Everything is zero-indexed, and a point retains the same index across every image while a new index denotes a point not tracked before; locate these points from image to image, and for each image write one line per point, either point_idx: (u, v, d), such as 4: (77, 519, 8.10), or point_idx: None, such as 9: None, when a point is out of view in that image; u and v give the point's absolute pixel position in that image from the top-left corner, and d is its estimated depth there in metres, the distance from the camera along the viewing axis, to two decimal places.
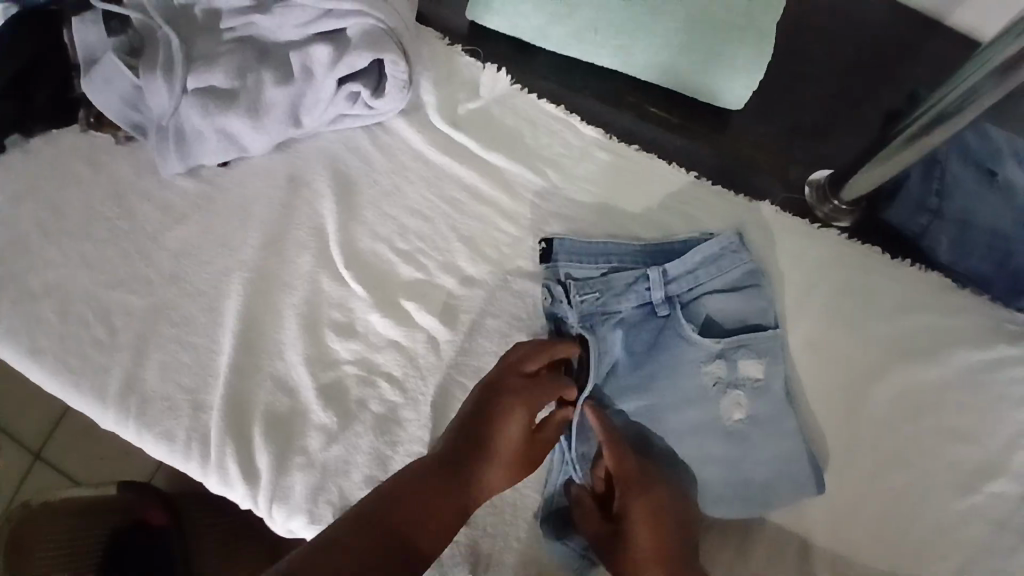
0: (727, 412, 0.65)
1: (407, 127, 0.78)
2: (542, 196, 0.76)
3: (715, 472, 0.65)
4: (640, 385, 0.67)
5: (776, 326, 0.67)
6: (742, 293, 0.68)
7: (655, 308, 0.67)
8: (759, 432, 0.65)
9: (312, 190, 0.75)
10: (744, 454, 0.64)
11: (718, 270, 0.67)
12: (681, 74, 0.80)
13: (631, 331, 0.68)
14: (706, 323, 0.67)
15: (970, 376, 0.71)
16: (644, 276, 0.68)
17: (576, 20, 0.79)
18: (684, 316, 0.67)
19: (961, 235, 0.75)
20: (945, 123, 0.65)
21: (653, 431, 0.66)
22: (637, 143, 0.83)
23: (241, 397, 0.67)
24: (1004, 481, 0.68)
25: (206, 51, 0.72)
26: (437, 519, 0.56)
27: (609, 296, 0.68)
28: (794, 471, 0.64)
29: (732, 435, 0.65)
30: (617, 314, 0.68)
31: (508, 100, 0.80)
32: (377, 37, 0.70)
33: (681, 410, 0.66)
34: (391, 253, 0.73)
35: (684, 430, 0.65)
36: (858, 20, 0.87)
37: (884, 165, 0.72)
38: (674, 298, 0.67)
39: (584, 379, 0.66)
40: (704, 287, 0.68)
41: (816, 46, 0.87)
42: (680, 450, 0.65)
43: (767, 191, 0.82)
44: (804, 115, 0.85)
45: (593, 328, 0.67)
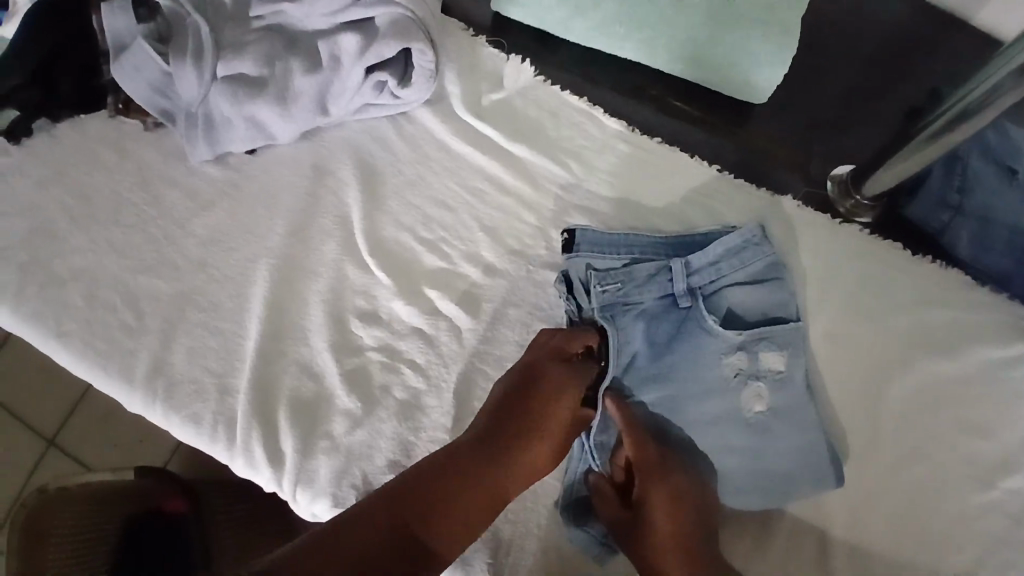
0: (746, 403, 0.66)
1: (430, 117, 0.78)
2: (565, 188, 0.76)
3: (735, 462, 0.65)
4: (661, 376, 0.67)
5: (797, 319, 0.67)
6: (763, 285, 0.68)
7: (677, 299, 0.68)
8: (780, 424, 0.65)
9: (336, 179, 0.76)
10: (764, 445, 0.65)
11: (740, 262, 0.68)
12: (704, 68, 0.80)
13: (652, 322, 0.68)
14: (727, 315, 0.68)
15: (989, 372, 0.72)
16: (666, 268, 0.68)
17: (600, 12, 0.79)
18: (705, 307, 0.68)
19: (983, 231, 0.76)
20: (969, 121, 0.65)
21: (673, 422, 0.66)
22: (658, 137, 0.84)
23: (266, 382, 0.68)
24: (1021, 477, 0.69)
25: (235, 39, 0.73)
26: (449, 514, 0.56)
27: (631, 286, 0.68)
28: (814, 462, 0.65)
29: (753, 425, 0.65)
30: (638, 305, 0.68)
31: (530, 91, 0.80)
32: (405, 27, 0.71)
33: (701, 401, 0.66)
34: (415, 242, 0.73)
35: (704, 422, 0.66)
36: (880, 15, 0.87)
37: (908, 160, 0.72)
38: (696, 290, 0.68)
39: (606, 368, 0.66)
40: (726, 279, 0.68)
41: (838, 41, 0.87)
42: (699, 441, 0.66)
43: (788, 186, 0.82)
44: (826, 109, 0.85)
45: (616, 318, 0.68)
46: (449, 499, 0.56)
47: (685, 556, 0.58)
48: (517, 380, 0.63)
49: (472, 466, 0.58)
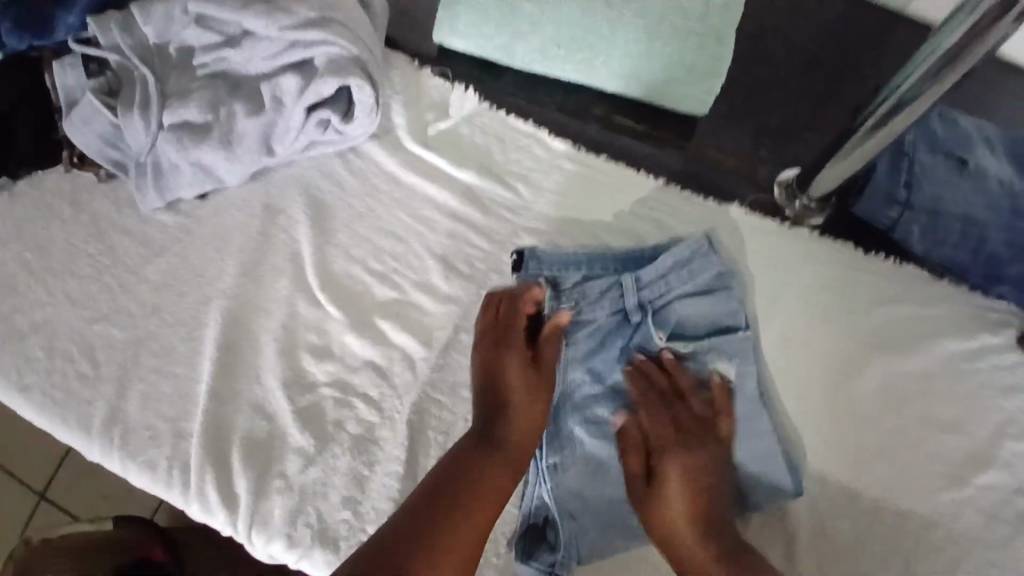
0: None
1: (378, 149, 0.79)
2: (514, 211, 0.77)
3: None
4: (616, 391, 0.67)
5: (747, 328, 0.67)
6: (714, 296, 0.68)
7: (629, 314, 0.68)
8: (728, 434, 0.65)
9: (287, 217, 0.76)
10: None
11: (689, 274, 0.67)
12: (644, 81, 0.81)
13: (605, 339, 0.68)
14: (677, 327, 0.67)
15: (950, 365, 0.71)
16: (616, 283, 0.68)
17: (539, 36, 0.80)
18: (653, 321, 0.67)
19: (932, 221, 0.76)
20: (910, 110, 0.65)
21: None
22: (607, 153, 0.84)
23: (219, 425, 0.68)
24: (996, 474, 0.67)
25: (179, 88, 0.75)
26: (474, 501, 0.58)
27: (581, 303, 0.68)
28: (769, 471, 0.65)
29: None
30: (592, 322, 0.68)
31: (476, 118, 0.81)
32: (341, 64, 0.72)
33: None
34: (366, 274, 0.74)
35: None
36: (820, 17, 0.88)
37: (849, 158, 0.72)
38: (646, 304, 0.67)
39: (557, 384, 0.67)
40: (674, 291, 0.67)
41: (781, 47, 0.88)
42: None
43: (738, 193, 0.82)
44: (773, 115, 0.85)
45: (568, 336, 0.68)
46: (459, 507, 0.57)
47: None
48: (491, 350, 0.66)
49: (488, 444, 0.61)
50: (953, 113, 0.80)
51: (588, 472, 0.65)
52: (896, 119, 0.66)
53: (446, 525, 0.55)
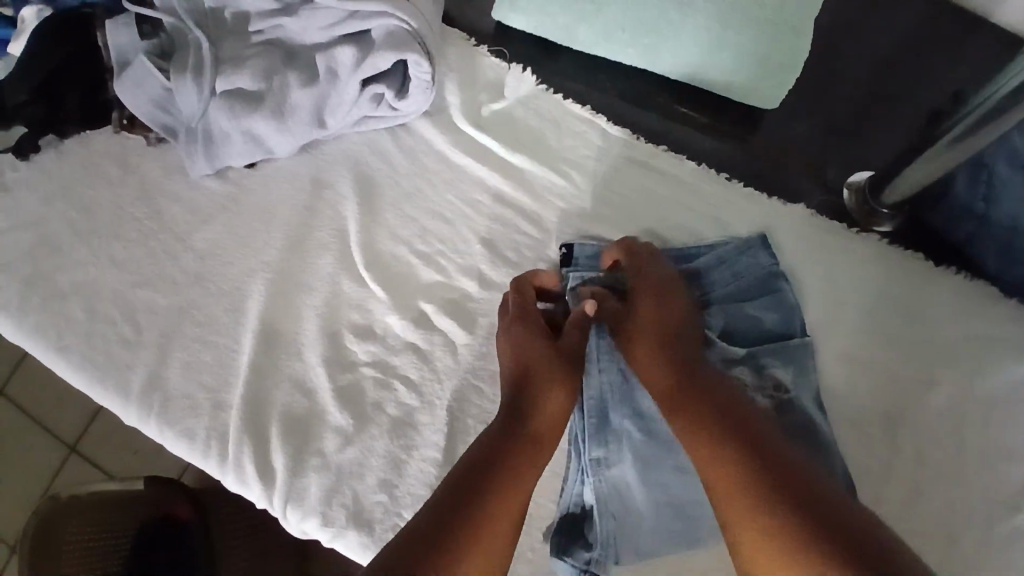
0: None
1: (430, 129, 0.77)
2: (565, 198, 0.74)
3: None
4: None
5: (803, 334, 0.67)
6: (766, 297, 0.68)
7: None
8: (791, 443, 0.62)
9: (335, 193, 0.74)
10: None
11: (734, 274, 0.69)
12: (709, 71, 0.77)
13: None
14: (726, 330, 0.67)
15: (1023, 392, 0.68)
16: None
17: (604, 17, 0.77)
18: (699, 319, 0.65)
19: (1012, 241, 0.69)
20: (995, 122, 0.60)
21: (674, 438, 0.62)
22: (665, 144, 0.81)
23: (259, 397, 0.67)
24: None
25: (234, 54, 0.74)
26: (522, 454, 0.55)
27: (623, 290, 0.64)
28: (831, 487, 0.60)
29: None
30: None
31: (532, 101, 0.79)
32: (400, 38, 0.70)
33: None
34: (412, 256, 0.71)
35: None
36: (905, 7, 0.82)
37: (926, 164, 0.67)
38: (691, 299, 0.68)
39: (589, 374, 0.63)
40: (723, 291, 0.68)
41: (856, 42, 0.83)
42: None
43: (802, 194, 0.79)
44: (842, 115, 0.81)
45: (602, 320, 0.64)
46: (502, 466, 0.54)
47: (741, 482, 0.49)
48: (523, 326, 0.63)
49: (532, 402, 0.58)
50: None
51: (633, 471, 0.62)
52: (979, 130, 0.62)
53: (495, 480, 0.53)
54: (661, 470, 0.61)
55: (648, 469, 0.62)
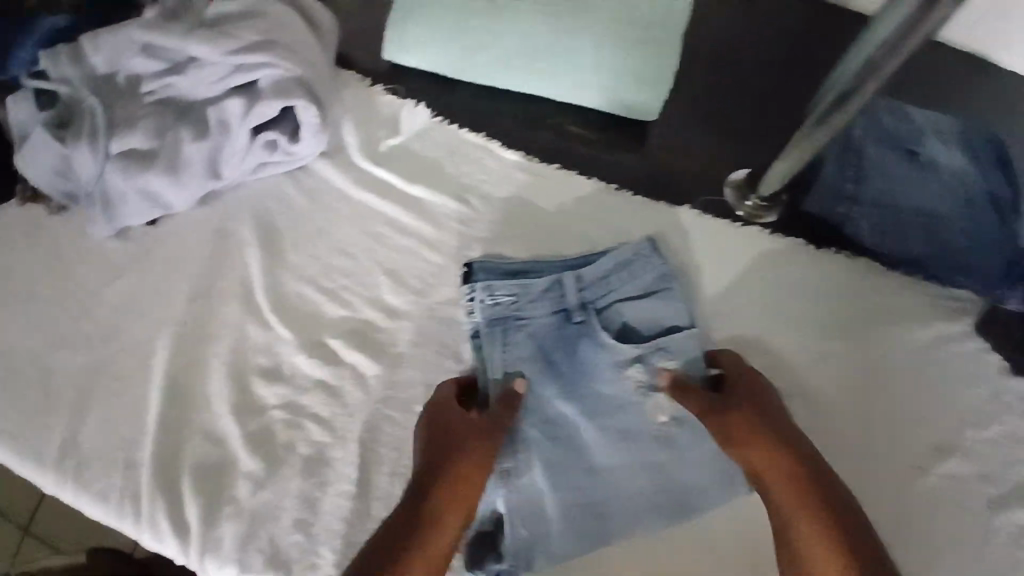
0: (652, 424, 0.66)
1: (328, 168, 0.78)
2: (465, 223, 0.76)
3: (644, 480, 0.65)
4: (561, 391, 0.67)
5: (692, 325, 0.69)
6: (660, 293, 0.69)
7: (571, 314, 0.69)
8: (686, 432, 0.66)
9: (237, 241, 0.75)
10: (673, 456, 0.65)
11: (630, 276, 0.69)
12: (602, 84, 0.80)
13: (546, 338, 0.68)
14: (624, 330, 0.68)
15: (912, 356, 0.74)
16: (559, 283, 0.69)
17: (489, 50, 0.81)
18: (599, 320, 0.68)
19: (882, 218, 0.77)
20: (852, 99, 0.65)
21: (577, 440, 0.66)
22: (559, 162, 0.82)
23: (172, 451, 0.67)
24: (956, 461, 0.71)
25: (127, 116, 0.75)
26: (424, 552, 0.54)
27: (523, 301, 0.68)
28: (725, 470, 0.65)
29: (660, 439, 0.66)
30: (531, 321, 0.68)
31: (429, 133, 0.81)
32: (285, 86, 0.72)
33: (605, 417, 0.66)
34: (316, 294, 0.72)
35: (610, 439, 0.66)
36: (765, 26, 0.91)
37: (803, 145, 0.71)
38: (589, 304, 0.69)
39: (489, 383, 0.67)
40: (619, 293, 0.69)
41: (727, 54, 0.90)
42: (608, 460, 0.65)
43: (689, 195, 0.81)
44: (724, 119, 0.85)
45: (502, 331, 0.68)
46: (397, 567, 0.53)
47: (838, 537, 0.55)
48: (447, 412, 0.62)
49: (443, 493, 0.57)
50: (906, 108, 0.83)
51: (540, 477, 0.64)
52: (840, 111, 0.66)
53: None
54: (568, 473, 0.65)
55: (554, 474, 0.64)
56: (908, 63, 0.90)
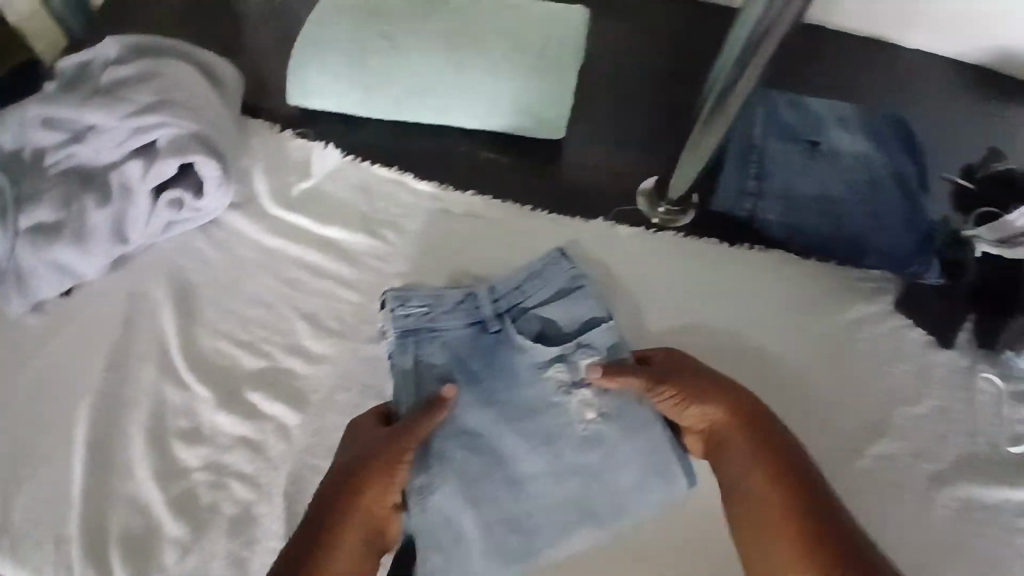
0: (575, 424, 0.66)
1: (240, 219, 0.78)
2: (382, 258, 0.76)
3: (575, 482, 0.64)
4: (480, 398, 0.67)
5: (609, 318, 0.70)
6: (573, 294, 0.71)
7: (487, 323, 0.70)
8: (614, 430, 0.65)
9: (152, 302, 0.75)
10: (603, 458, 0.65)
11: (542, 281, 0.71)
12: (508, 111, 0.81)
13: (463, 348, 0.69)
14: (541, 333, 0.69)
15: (836, 340, 0.75)
16: (472, 295, 0.70)
17: (389, 85, 0.82)
18: (514, 325, 0.69)
19: (788, 209, 0.78)
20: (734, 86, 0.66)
21: (500, 448, 0.65)
22: (474, 188, 0.83)
23: (97, 524, 0.65)
24: (891, 441, 0.72)
25: (33, 190, 0.75)
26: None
27: (435, 315, 0.69)
28: (657, 464, 0.64)
29: (589, 439, 0.65)
30: (446, 333, 0.69)
31: (340, 173, 0.81)
32: (182, 143, 0.72)
33: (526, 421, 0.66)
34: (233, 347, 0.72)
35: (532, 444, 0.65)
36: (654, 41, 0.96)
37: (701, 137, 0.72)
38: (503, 312, 0.70)
39: (403, 400, 0.67)
40: (533, 299, 0.70)
41: (620, 69, 0.94)
42: (531, 466, 0.65)
43: (602, 209, 0.83)
44: (628, 132, 0.89)
45: (415, 346, 0.68)
46: None
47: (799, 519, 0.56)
48: (364, 433, 0.62)
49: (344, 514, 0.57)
50: (803, 99, 0.84)
51: (460, 492, 0.63)
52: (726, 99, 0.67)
53: None
54: (489, 484, 0.64)
55: (475, 489, 0.63)
56: (795, 59, 0.94)
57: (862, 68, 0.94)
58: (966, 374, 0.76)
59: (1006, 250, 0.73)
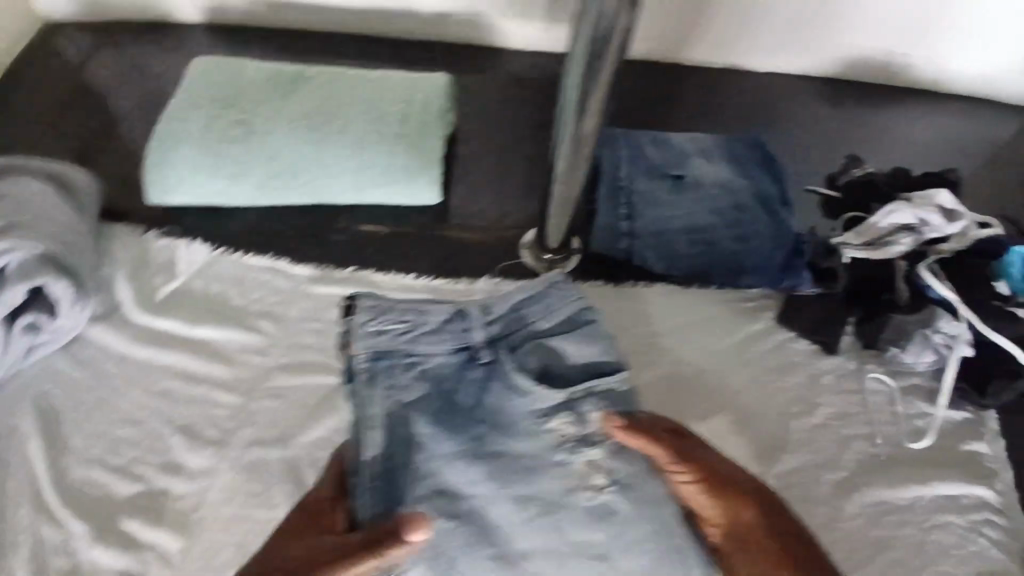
0: (579, 491, 0.59)
1: (105, 333, 0.76)
2: (261, 352, 0.74)
3: (574, 560, 0.57)
4: (468, 448, 0.61)
5: (621, 368, 0.64)
6: (580, 330, 0.66)
7: (477, 354, 0.64)
8: (625, 503, 0.58)
9: (16, 436, 0.70)
10: (614, 535, 0.57)
11: (545, 308, 0.66)
12: (384, 178, 0.83)
13: (450, 381, 0.63)
14: (543, 373, 0.64)
15: (734, 361, 0.78)
16: (464, 317, 0.65)
17: (253, 174, 0.82)
18: (510, 360, 0.64)
19: (658, 242, 0.82)
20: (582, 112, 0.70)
21: (484, 513, 0.59)
22: (353, 263, 0.82)
23: None
24: (796, 454, 0.73)
25: None
26: None
27: (414, 337, 0.64)
28: (670, 546, 0.57)
29: (599, 513, 0.58)
30: (424, 365, 0.64)
31: (209, 268, 0.80)
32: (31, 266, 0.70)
33: (518, 481, 0.60)
34: (106, 474, 0.69)
35: (528, 516, 0.58)
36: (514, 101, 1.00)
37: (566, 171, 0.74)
38: (496, 341, 0.65)
39: (369, 445, 0.61)
40: (539, 327, 0.66)
41: (486, 129, 0.96)
42: (520, 540, 0.58)
43: (484, 265, 0.84)
44: (501, 189, 0.91)
45: (389, 375, 0.63)
46: None
47: None
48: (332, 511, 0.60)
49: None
50: (666, 136, 0.89)
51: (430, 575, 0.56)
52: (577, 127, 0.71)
53: None
54: (476, 566, 0.56)
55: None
56: (651, 97, 0.99)
57: (716, 97, 0.99)
58: (854, 377, 0.78)
59: (877, 252, 0.77)
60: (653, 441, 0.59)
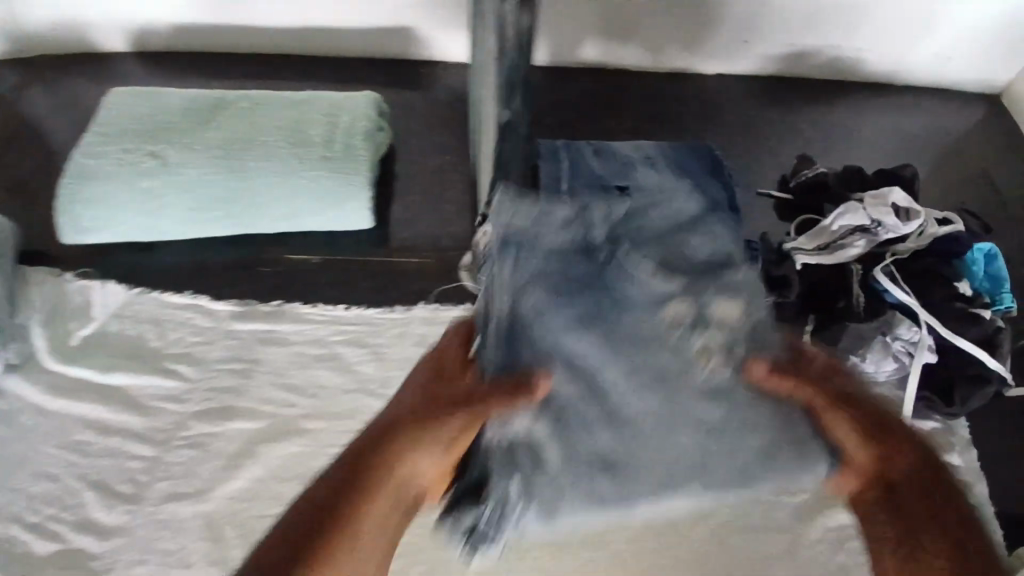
0: (698, 369, 0.52)
1: (18, 383, 0.71)
2: (181, 398, 0.70)
3: (663, 462, 0.50)
4: (587, 326, 0.53)
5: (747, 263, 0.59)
6: (707, 228, 0.61)
7: (594, 247, 0.56)
8: (749, 404, 0.51)
9: None
10: (728, 427, 0.51)
11: (655, 215, 0.61)
12: (310, 202, 0.79)
13: (570, 267, 0.55)
14: (666, 265, 0.57)
15: None
16: (586, 209, 0.57)
17: (173, 206, 0.78)
18: (624, 250, 0.57)
19: None
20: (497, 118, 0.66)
21: (589, 420, 0.51)
22: (280, 296, 0.78)
23: None
24: None
25: None
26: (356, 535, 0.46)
27: (543, 216, 0.55)
28: (774, 454, 0.50)
29: (717, 397, 0.51)
30: (553, 246, 0.55)
31: (129, 308, 0.76)
32: None
33: (649, 378, 0.52)
34: (17, 534, 0.64)
35: (649, 416, 0.51)
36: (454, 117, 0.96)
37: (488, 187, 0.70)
38: (615, 236, 0.58)
39: (497, 310, 0.53)
40: (657, 225, 0.60)
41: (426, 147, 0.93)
42: (635, 427, 0.51)
43: (422, 290, 0.79)
44: (441, 208, 0.87)
45: (518, 255, 0.54)
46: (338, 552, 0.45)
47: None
48: (420, 393, 0.50)
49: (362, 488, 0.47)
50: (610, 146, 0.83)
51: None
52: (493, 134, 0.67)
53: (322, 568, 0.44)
54: (573, 480, 0.49)
55: (547, 495, 0.49)
56: (594, 108, 0.96)
57: (662, 104, 0.96)
58: None
59: (829, 256, 0.74)
60: (808, 385, 0.51)
